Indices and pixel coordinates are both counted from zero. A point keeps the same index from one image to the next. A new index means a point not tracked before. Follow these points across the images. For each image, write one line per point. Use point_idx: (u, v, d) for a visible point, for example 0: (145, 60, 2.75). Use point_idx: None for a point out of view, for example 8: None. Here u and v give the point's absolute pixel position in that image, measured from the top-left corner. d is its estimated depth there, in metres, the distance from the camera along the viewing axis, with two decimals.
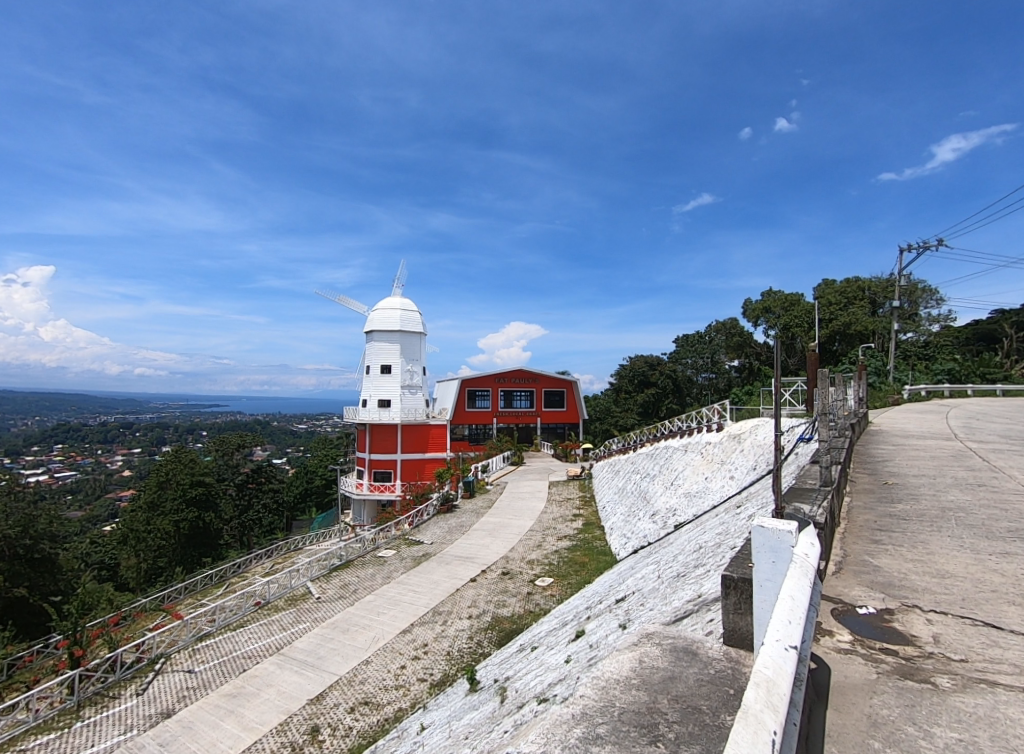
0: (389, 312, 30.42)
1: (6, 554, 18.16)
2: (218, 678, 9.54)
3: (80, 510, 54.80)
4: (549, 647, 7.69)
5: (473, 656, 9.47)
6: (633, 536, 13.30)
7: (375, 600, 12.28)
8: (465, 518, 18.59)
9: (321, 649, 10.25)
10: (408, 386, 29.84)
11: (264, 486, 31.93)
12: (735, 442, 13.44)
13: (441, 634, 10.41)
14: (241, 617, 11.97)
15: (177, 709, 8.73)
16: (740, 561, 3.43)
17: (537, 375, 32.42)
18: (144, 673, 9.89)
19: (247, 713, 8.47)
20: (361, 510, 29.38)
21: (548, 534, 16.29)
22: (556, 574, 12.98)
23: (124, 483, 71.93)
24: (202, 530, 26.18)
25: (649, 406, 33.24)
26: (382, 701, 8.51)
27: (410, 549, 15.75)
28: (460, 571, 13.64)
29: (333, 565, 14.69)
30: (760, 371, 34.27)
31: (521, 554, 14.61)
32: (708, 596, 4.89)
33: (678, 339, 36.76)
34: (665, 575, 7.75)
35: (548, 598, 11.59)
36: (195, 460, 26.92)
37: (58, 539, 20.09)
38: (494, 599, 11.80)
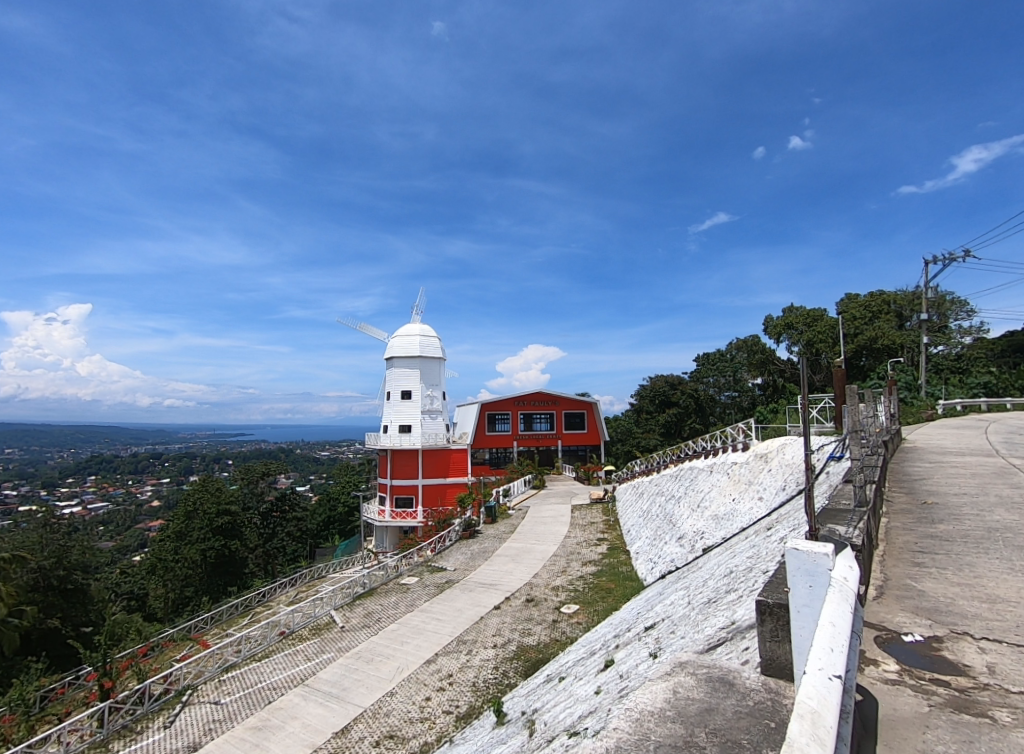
0: (408, 338, 30.87)
1: (41, 585, 18.63)
2: (244, 710, 9.50)
3: (110, 540, 56.06)
4: (578, 677, 7.48)
5: (500, 687, 9.27)
6: (660, 561, 13.00)
7: (399, 629, 12.17)
8: (487, 544, 18.38)
9: (345, 680, 10.15)
10: (428, 411, 30.04)
11: (288, 515, 32.16)
12: (762, 461, 13.12)
13: (465, 664, 10.22)
14: (266, 647, 11.93)
15: (203, 743, 8.68)
16: (775, 585, 3.33)
17: (557, 397, 32.30)
18: (171, 705, 9.90)
19: (272, 747, 8.37)
20: (383, 536, 29.41)
21: (573, 559, 16.02)
22: (583, 601, 12.70)
23: (154, 513, 73.87)
24: (228, 558, 26.39)
25: (671, 427, 32.78)
26: (408, 735, 8.35)
27: (433, 576, 15.62)
28: (484, 598, 13.44)
29: (357, 593, 14.62)
30: (784, 388, 33.62)
31: (546, 580, 14.36)
32: (742, 623, 4.73)
33: (699, 359, 36.45)
34: (696, 601, 7.50)
35: (574, 626, 11.34)
36: (221, 488, 27.27)
37: (91, 569, 20.47)
38: (519, 627, 11.60)
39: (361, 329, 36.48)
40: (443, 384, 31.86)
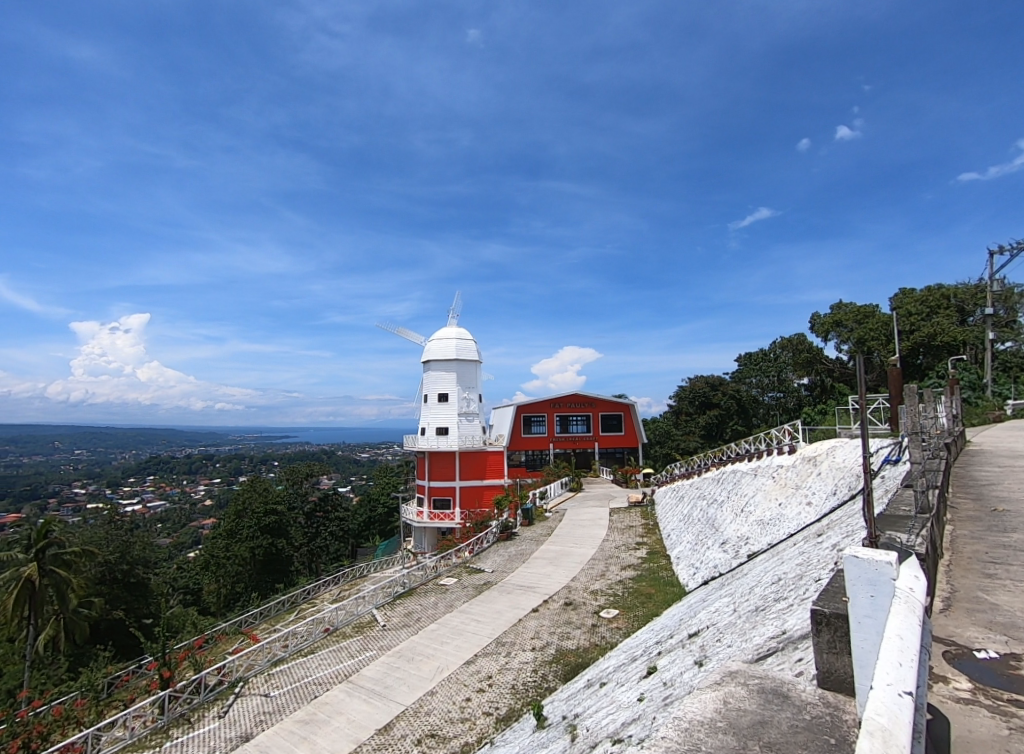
0: (445, 341, 31.25)
1: (107, 578, 19.84)
2: (292, 703, 9.81)
3: (167, 537, 59.09)
4: (620, 683, 7.37)
5: (540, 690, 9.24)
6: (702, 567, 12.67)
7: (439, 629, 12.31)
8: (525, 546, 18.37)
9: (388, 678, 10.33)
10: (464, 413, 30.33)
11: (331, 515, 33.05)
12: (811, 465, 12.58)
13: (504, 666, 10.24)
14: (311, 643, 12.29)
15: (255, 734, 9.00)
16: (831, 594, 3.19)
17: (593, 398, 31.97)
18: (224, 696, 10.32)
19: (320, 740, 8.61)
20: (422, 537, 29.81)
21: (612, 563, 15.81)
22: (622, 606, 12.51)
23: (207, 511, 77.59)
24: (275, 556, 27.36)
25: (712, 429, 31.96)
26: (449, 734, 8.43)
27: (471, 577, 15.73)
28: (522, 601, 13.44)
29: (397, 592, 14.87)
30: (833, 388, 32.22)
31: (584, 584, 14.23)
32: (794, 633, 4.55)
33: (741, 358, 35.43)
34: (743, 609, 7.27)
35: (614, 630, 11.18)
36: (268, 489, 28.35)
37: (150, 564, 21.60)
38: (557, 630, 11.53)
39: (398, 333, 36.78)
40: (479, 386, 32.07)
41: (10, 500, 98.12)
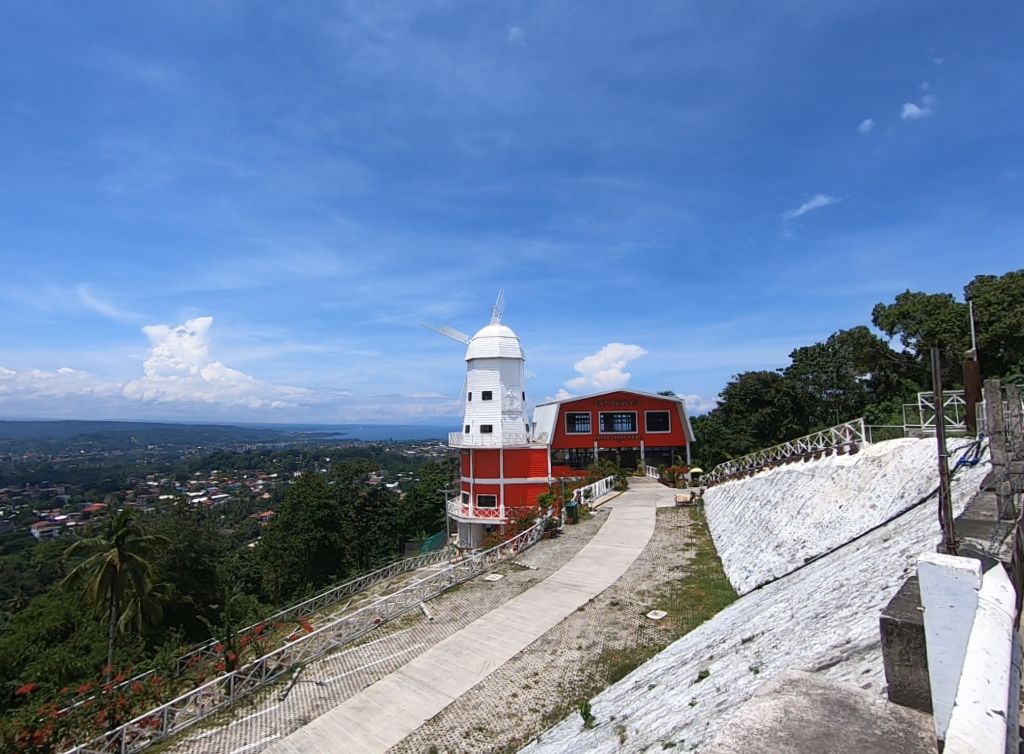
0: (488, 339, 31.44)
1: (178, 564, 21.21)
2: (346, 690, 10.17)
3: (229, 528, 62.54)
4: (670, 686, 7.22)
5: (587, 689, 9.19)
6: (756, 570, 12.25)
7: (485, 624, 12.44)
8: (570, 544, 18.28)
9: (436, 670, 10.54)
10: (508, 411, 30.48)
11: (380, 510, 34.07)
12: (875, 465, 11.88)
13: (551, 664, 10.25)
14: (363, 633, 12.68)
15: (312, 717, 9.40)
16: (904, 603, 3.01)
17: (639, 396, 31.39)
18: (284, 680, 10.82)
19: (373, 728, 8.88)
20: (467, 533, 30.29)
21: (659, 564, 15.50)
22: (671, 607, 12.24)
23: (266, 504, 81.70)
24: (328, 548, 28.48)
25: (765, 427, 30.73)
26: (496, 728, 8.52)
27: (516, 574, 15.81)
28: (568, 599, 13.40)
29: (444, 586, 15.12)
30: (899, 384, 30.31)
31: (630, 584, 14.02)
32: (860, 642, 4.32)
33: (796, 353, 34.18)
34: (801, 615, 6.96)
35: (663, 632, 10.96)
36: (320, 483, 29.52)
37: (216, 553, 22.93)
38: (604, 630, 11.41)
39: (443, 332, 36.90)
40: (523, 384, 32.12)
41: (91, 491, 106.21)
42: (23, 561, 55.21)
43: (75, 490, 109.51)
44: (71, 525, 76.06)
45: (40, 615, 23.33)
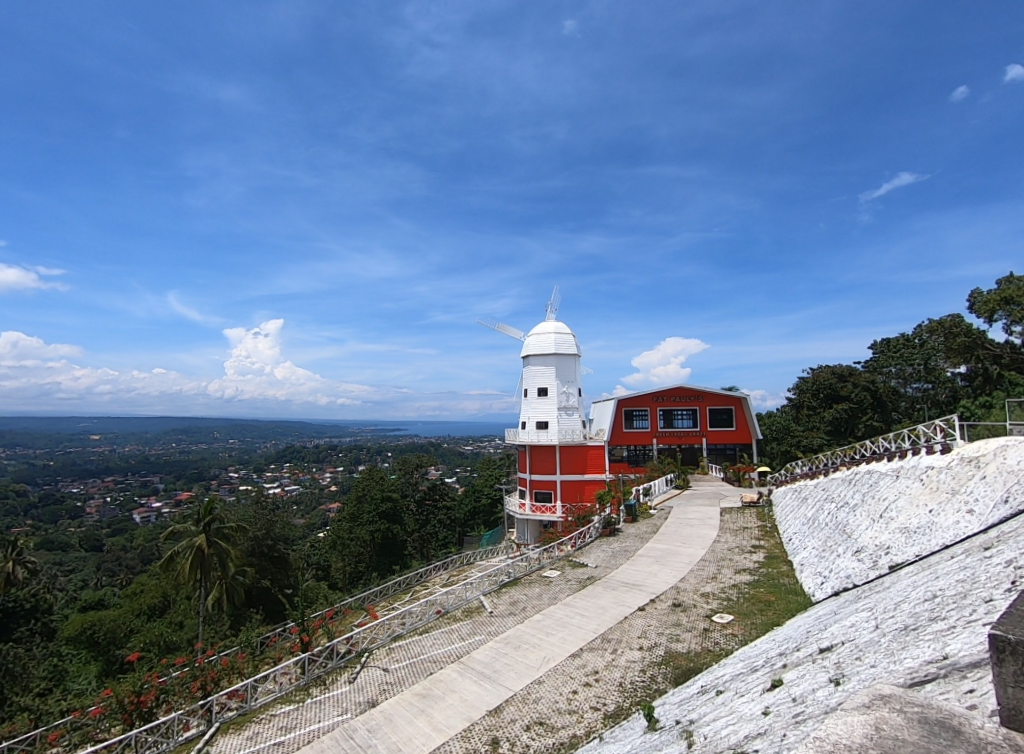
0: (543, 335, 31.35)
1: (257, 550, 22.72)
2: (411, 677, 10.51)
3: (300, 518, 66.11)
4: (740, 693, 6.91)
5: (649, 692, 8.99)
6: (832, 576, 11.51)
7: (544, 620, 12.45)
8: (629, 543, 17.93)
9: (497, 662, 10.67)
10: (564, 407, 30.36)
11: (439, 504, 34.92)
12: (972, 466, 10.81)
13: (611, 663, 10.11)
14: (425, 623, 13.04)
15: (380, 701, 9.78)
16: (1016, 619, 2.70)
17: (700, 391, 30.27)
18: (353, 663, 11.33)
19: (436, 715, 9.12)
20: (524, 529, 30.65)
21: (724, 566, 14.91)
22: (738, 611, 11.73)
23: (334, 497, 85.90)
24: (392, 540, 29.55)
25: (841, 424, 28.76)
26: (557, 724, 8.51)
27: (575, 571, 15.70)
28: (628, 598, 13.14)
29: (503, 581, 15.25)
30: (1001, 376, 26.38)
31: (694, 586, 13.56)
32: (961, 659, 3.96)
33: (877, 345, 32.44)
34: (887, 626, 6.45)
35: (729, 637, 10.54)
36: (384, 477, 30.64)
37: (289, 541, 24.35)
38: (666, 632, 11.12)
39: (500, 329, 37.19)
40: (579, 381, 31.81)
41: (181, 481, 115.53)
42: (125, 543, 61.04)
43: (168, 480, 119.72)
44: (164, 511, 83.12)
45: (140, 593, 25.70)
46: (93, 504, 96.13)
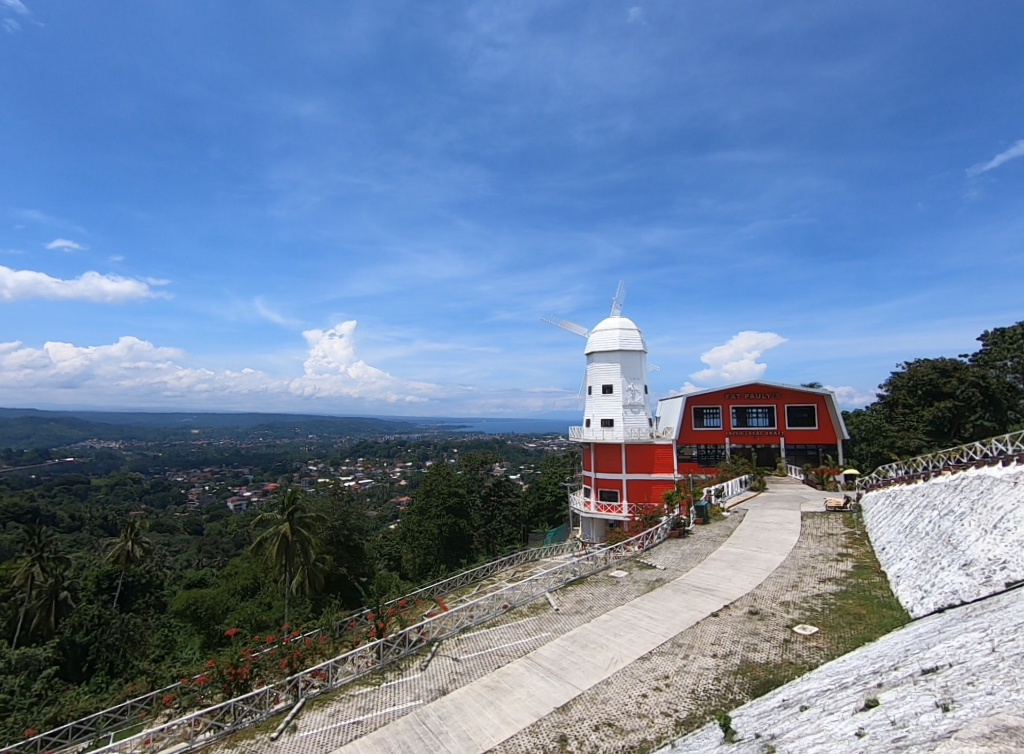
0: (608, 332, 30.76)
1: (334, 539, 24.00)
2: (479, 669, 10.69)
3: (373, 510, 69.25)
4: (829, 711, 6.43)
5: (724, 701, 8.59)
6: (934, 592, 10.45)
7: (611, 621, 12.23)
8: (700, 546, 17.22)
9: (563, 660, 10.62)
10: (630, 405, 29.66)
11: (504, 499, 35.29)
12: None
13: (683, 668, 9.77)
14: (492, 616, 13.21)
15: (450, 690, 10.01)
16: None
17: (778, 388, 28.49)
18: (424, 652, 11.69)
19: (504, 707, 9.22)
20: (590, 527, 30.45)
21: (807, 574, 13.95)
22: (823, 623, 10.93)
23: (404, 491, 89.17)
24: (458, 534, 30.25)
25: (943, 423, 26.09)
26: (627, 727, 8.33)
27: (643, 573, 15.29)
28: (700, 603, 12.63)
29: (569, 579, 15.13)
30: None
31: (773, 593, 12.80)
32: None
33: (988, 336, 29.15)
34: (1006, 650, 5.76)
35: (813, 650, 9.86)
36: (450, 473, 31.36)
37: (363, 531, 25.50)
38: (742, 640, 10.57)
39: (564, 326, 36.90)
40: (645, 377, 30.97)
41: (267, 472, 124.65)
42: (221, 528, 66.60)
43: (257, 471, 129.48)
44: (253, 500, 90.04)
45: (234, 574, 27.93)
46: (194, 492, 105.89)
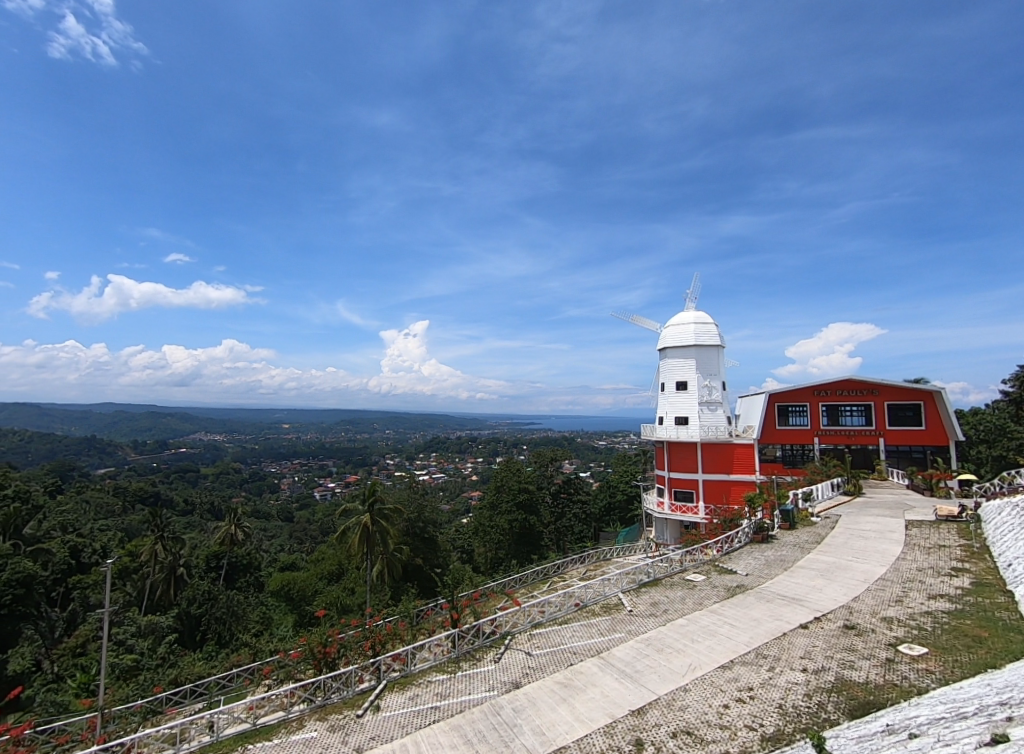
0: (682, 326, 29.58)
1: (411, 530, 25.00)
2: (552, 665, 10.67)
3: (447, 503, 71.41)
4: (944, 742, 5.79)
5: (816, 720, 7.99)
6: None
7: (689, 626, 11.75)
8: (786, 553, 16.12)
9: (638, 663, 10.36)
10: (707, 402, 28.39)
11: (575, 497, 35.01)
12: None
13: (769, 681, 9.19)
14: (564, 613, 13.14)
15: (523, 684, 10.08)
16: None
17: (876, 384, 25.99)
18: (498, 644, 11.85)
19: (578, 705, 9.15)
20: (664, 528, 29.55)
21: (913, 589, 12.64)
22: (934, 644, 9.84)
23: (475, 485, 91.26)
24: (529, 530, 30.43)
25: None
26: (707, 737, 7.97)
27: (722, 578, 14.56)
28: (787, 613, 11.83)
29: (643, 580, 14.72)
30: None
31: (872, 608, 11.72)
32: None
33: None
34: None
35: (921, 673, 8.93)
36: (520, 469, 31.59)
37: (438, 524, 26.32)
38: (836, 656, 9.78)
39: (635, 322, 35.91)
40: (723, 373, 29.46)
41: (350, 465, 132.28)
42: (310, 515, 71.58)
43: (341, 464, 137.83)
44: (338, 491, 96.05)
45: (322, 559, 29.92)
46: (287, 481, 114.95)
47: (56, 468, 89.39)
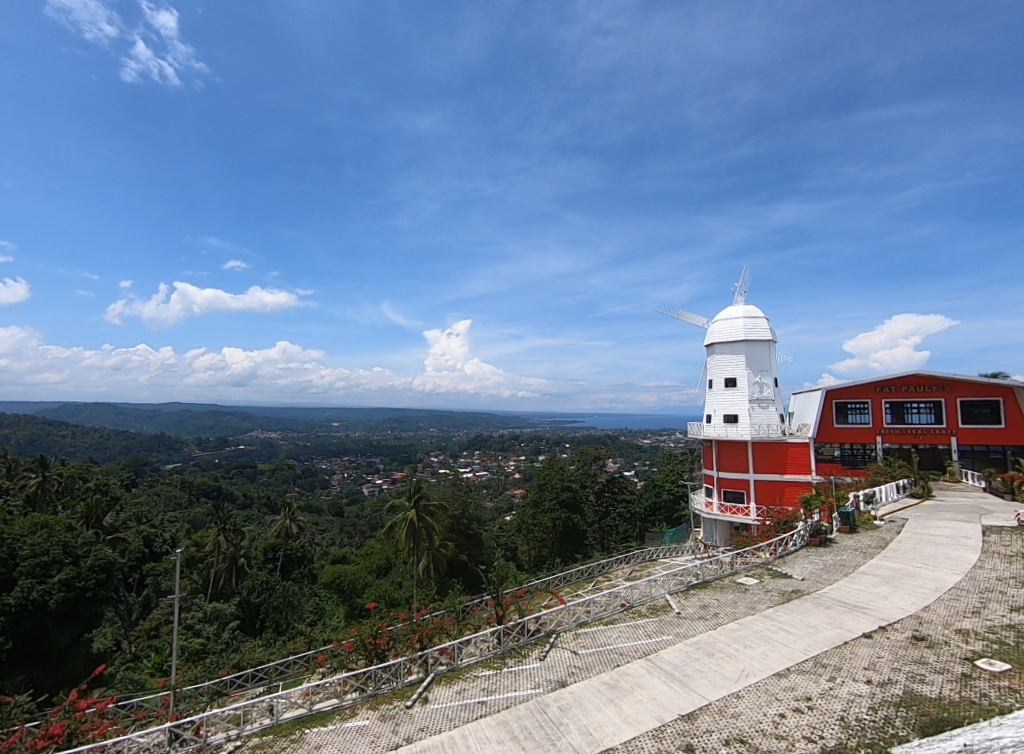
0: (731, 321, 28.50)
1: (455, 527, 25.30)
2: (599, 665, 10.50)
3: (491, 500, 72.01)
4: None
5: (883, 735, 7.49)
6: None
7: (741, 631, 11.29)
8: (846, 558, 15.24)
9: (688, 666, 10.04)
10: (758, 400, 27.26)
11: (619, 496, 34.45)
12: None
13: (830, 692, 8.70)
14: (610, 613, 12.91)
15: (569, 683, 9.97)
16: None
17: (947, 380, 24.13)
18: (543, 642, 11.79)
19: (625, 707, 8.96)
20: (714, 529, 28.60)
21: (991, 600, 11.67)
22: (1017, 661, 9.04)
23: (519, 483, 91.52)
24: (573, 528, 30.19)
25: None
26: (762, 746, 7.62)
27: (777, 582, 13.92)
28: (848, 621, 11.17)
29: (691, 582, 14.28)
30: None
31: (944, 619, 10.89)
32: None
33: None
34: None
35: (1002, 690, 8.22)
36: (564, 467, 31.37)
37: (482, 521, 26.51)
38: (904, 668, 9.15)
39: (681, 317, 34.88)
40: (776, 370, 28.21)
41: (397, 462, 135.63)
42: (359, 510, 73.83)
43: (388, 461, 141.58)
44: (386, 487, 98.58)
45: (371, 553, 30.75)
46: (338, 477, 119.06)
47: (131, 464, 95.90)
